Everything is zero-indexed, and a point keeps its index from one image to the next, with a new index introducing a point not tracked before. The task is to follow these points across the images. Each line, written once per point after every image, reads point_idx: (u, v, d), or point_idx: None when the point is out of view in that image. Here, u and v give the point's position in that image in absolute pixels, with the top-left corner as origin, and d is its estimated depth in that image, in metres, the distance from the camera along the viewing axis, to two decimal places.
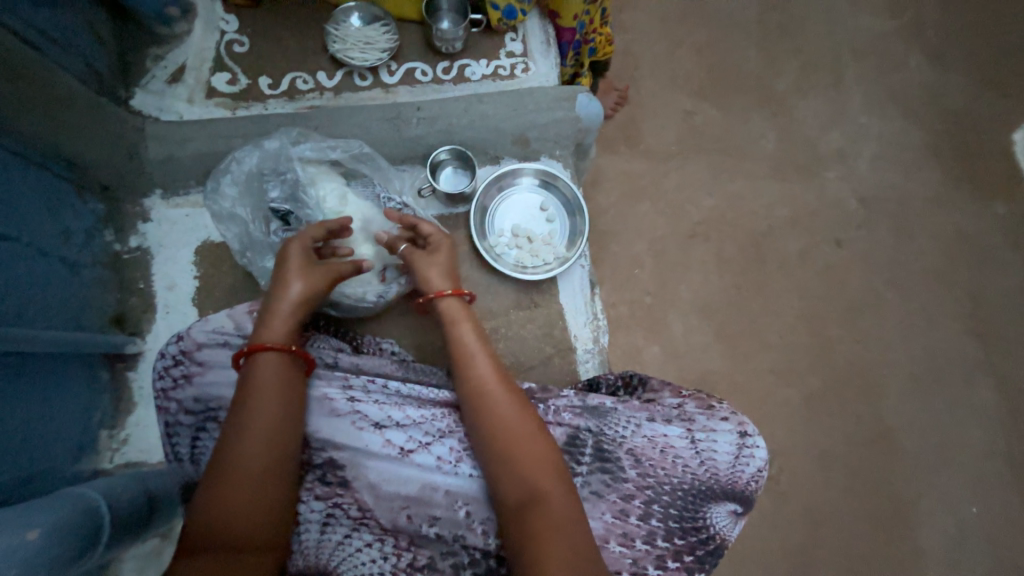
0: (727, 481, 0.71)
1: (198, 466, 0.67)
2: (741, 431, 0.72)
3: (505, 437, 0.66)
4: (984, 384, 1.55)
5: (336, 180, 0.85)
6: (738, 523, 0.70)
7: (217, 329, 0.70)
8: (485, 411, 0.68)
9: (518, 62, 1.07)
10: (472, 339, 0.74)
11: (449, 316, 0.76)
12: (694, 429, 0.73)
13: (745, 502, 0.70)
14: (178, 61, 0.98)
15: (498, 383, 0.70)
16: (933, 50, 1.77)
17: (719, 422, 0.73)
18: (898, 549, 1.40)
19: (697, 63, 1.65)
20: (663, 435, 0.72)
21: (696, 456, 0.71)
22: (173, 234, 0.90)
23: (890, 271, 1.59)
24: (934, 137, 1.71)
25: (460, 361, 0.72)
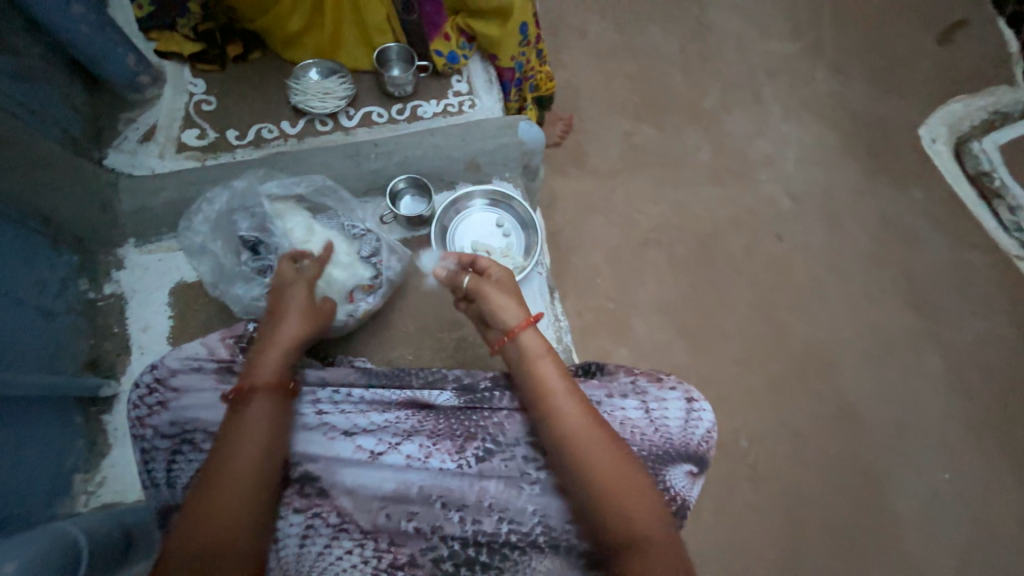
0: (680, 444, 0.78)
1: (174, 489, 0.68)
2: (688, 398, 0.81)
3: (592, 470, 0.67)
4: (932, 355, 1.64)
5: (302, 214, 0.92)
6: (695, 484, 0.76)
7: (191, 356, 0.74)
8: (578, 456, 0.68)
9: (465, 99, 1.19)
10: (556, 380, 0.73)
11: (527, 355, 0.76)
12: (646, 401, 0.81)
13: (699, 463, 0.77)
14: (149, 121, 1.05)
15: (588, 425, 0.70)
16: (836, 64, 2.01)
17: (668, 390, 0.81)
18: (877, 520, 1.44)
19: (631, 90, 1.84)
20: (620, 410, 0.80)
21: (650, 424, 0.79)
22: (146, 279, 0.95)
23: (827, 258, 1.73)
24: (847, 138, 1.92)
25: (546, 404, 0.72)
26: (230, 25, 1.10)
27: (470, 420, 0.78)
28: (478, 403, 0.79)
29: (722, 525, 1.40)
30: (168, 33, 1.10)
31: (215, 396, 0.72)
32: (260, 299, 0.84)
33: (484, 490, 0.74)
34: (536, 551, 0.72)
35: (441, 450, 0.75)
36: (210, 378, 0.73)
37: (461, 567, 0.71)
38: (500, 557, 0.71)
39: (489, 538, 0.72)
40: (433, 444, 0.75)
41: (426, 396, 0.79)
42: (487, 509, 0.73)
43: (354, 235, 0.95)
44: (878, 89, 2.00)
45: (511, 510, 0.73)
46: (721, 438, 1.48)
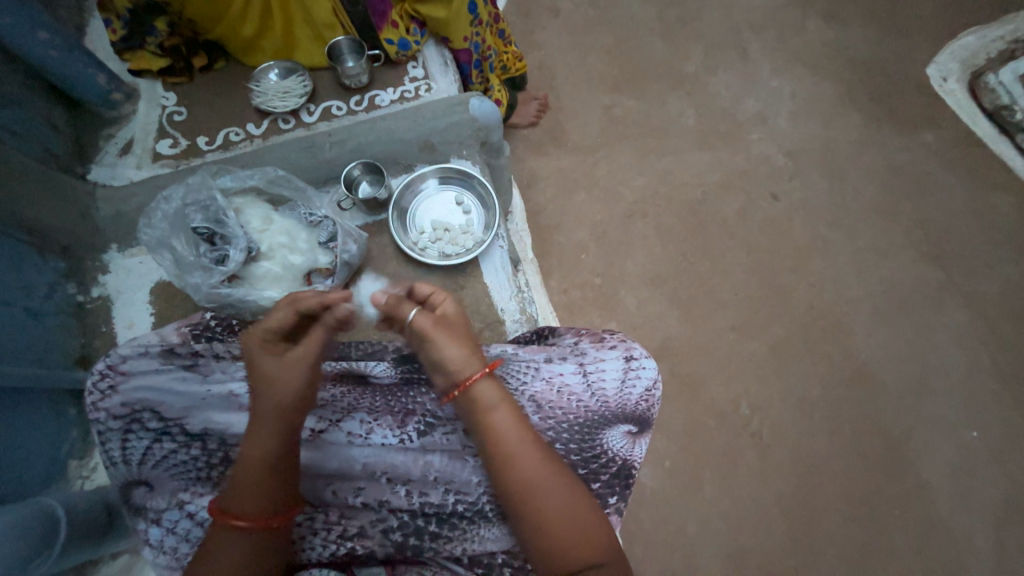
0: (618, 405, 0.78)
1: (131, 464, 0.75)
2: (626, 357, 0.80)
3: (545, 518, 0.66)
4: (953, 307, 1.49)
5: (261, 206, 0.97)
6: (634, 443, 0.78)
7: (142, 343, 0.79)
8: (534, 504, 0.67)
9: (421, 84, 1.20)
10: (514, 429, 0.70)
11: (480, 406, 0.70)
12: (585, 363, 0.80)
13: (637, 422, 0.78)
14: (127, 136, 1.13)
15: (547, 469, 0.68)
16: (836, 4, 1.82)
17: (607, 350, 0.81)
18: (901, 486, 1.33)
19: (609, 63, 1.72)
20: (559, 375, 0.79)
21: (588, 388, 0.78)
22: (129, 280, 1.01)
23: (831, 214, 1.57)
24: (856, 81, 1.72)
25: (503, 456, 0.69)
26: (195, 39, 1.17)
27: (407, 396, 0.79)
28: (414, 376, 0.81)
29: (727, 499, 1.30)
30: (140, 51, 1.17)
31: (161, 379, 0.77)
32: (219, 287, 0.88)
33: (428, 463, 0.77)
34: (482, 520, 0.76)
35: (383, 426, 0.78)
36: (155, 361, 0.77)
37: (410, 537, 0.75)
38: (448, 527, 0.75)
39: (436, 509, 0.76)
40: (374, 420, 0.78)
41: (365, 369, 0.81)
42: (432, 481, 0.77)
43: (312, 222, 0.98)
44: (884, 23, 1.79)
45: (456, 481, 0.76)
46: (719, 405, 1.37)
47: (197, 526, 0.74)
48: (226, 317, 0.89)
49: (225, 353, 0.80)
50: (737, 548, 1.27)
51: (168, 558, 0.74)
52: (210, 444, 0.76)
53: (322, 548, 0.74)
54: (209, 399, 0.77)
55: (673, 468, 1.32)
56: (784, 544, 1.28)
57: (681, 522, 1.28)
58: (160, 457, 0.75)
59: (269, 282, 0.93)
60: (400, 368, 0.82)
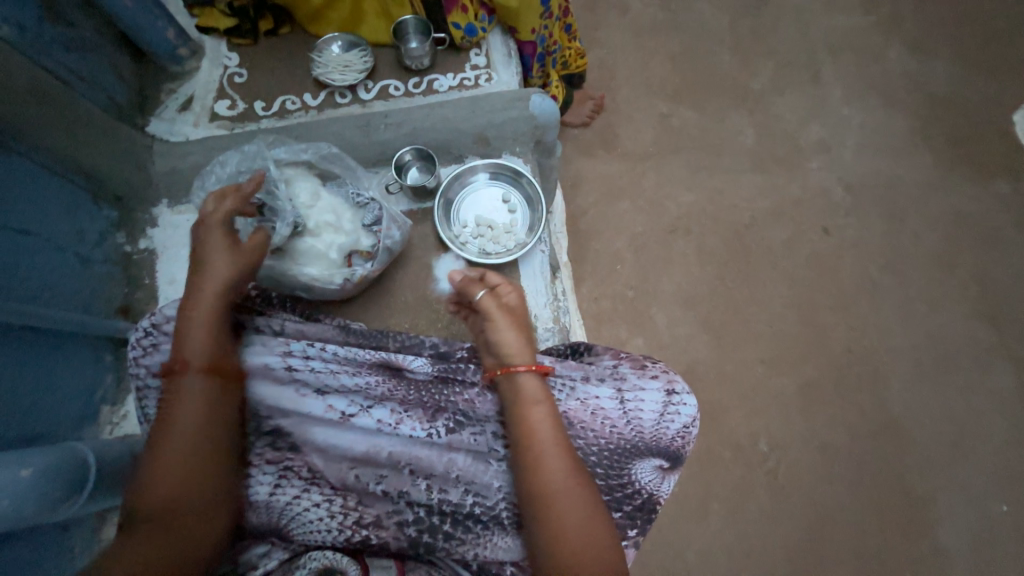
0: (652, 438, 0.76)
1: None
2: (668, 390, 0.78)
3: (559, 527, 0.65)
4: (1002, 373, 1.40)
5: (311, 180, 0.97)
6: (663, 479, 0.75)
7: None
8: (552, 510, 0.66)
9: (481, 73, 1.17)
10: (551, 434, 0.70)
11: (523, 399, 0.72)
12: (623, 389, 0.78)
13: (670, 458, 0.76)
14: (188, 92, 1.14)
15: (573, 481, 0.67)
16: (923, 33, 1.70)
17: (649, 380, 0.78)
18: (918, 550, 1.28)
19: (672, 70, 1.65)
20: (595, 397, 0.77)
21: (623, 415, 0.76)
22: (175, 236, 1.02)
23: (885, 257, 1.49)
24: (934, 119, 1.61)
25: (534, 458, 0.68)
26: (263, 1, 1.16)
27: (439, 394, 0.79)
28: (449, 375, 0.80)
29: (732, 534, 1.27)
30: (209, 9, 1.17)
31: None
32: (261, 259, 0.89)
33: (451, 462, 0.76)
34: (497, 527, 0.75)
35: (413, 419, 0.77)
36: None
37: (424, 533, 0.74)
38: (462, 529, 0.75)
39: (454, 508, 0.76)
40: (404, 411, 0.78)
41: (402, 360, 0.80)
42: (453, 481, 0.76)
43: (358, 202, 0.97)
44: (975, 60, 1.67)
45: (477, 485, 0.76)
46: (738, 439, 1.33)
47: None
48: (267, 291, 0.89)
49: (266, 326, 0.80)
50: None
51: None
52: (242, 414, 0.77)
53: (336, 532, 0.74)
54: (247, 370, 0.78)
55: (682, 494, 1.30)
56: None
57: (682, 550, 1.26)
58: None
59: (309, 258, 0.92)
60: (436, 366, 0.80)
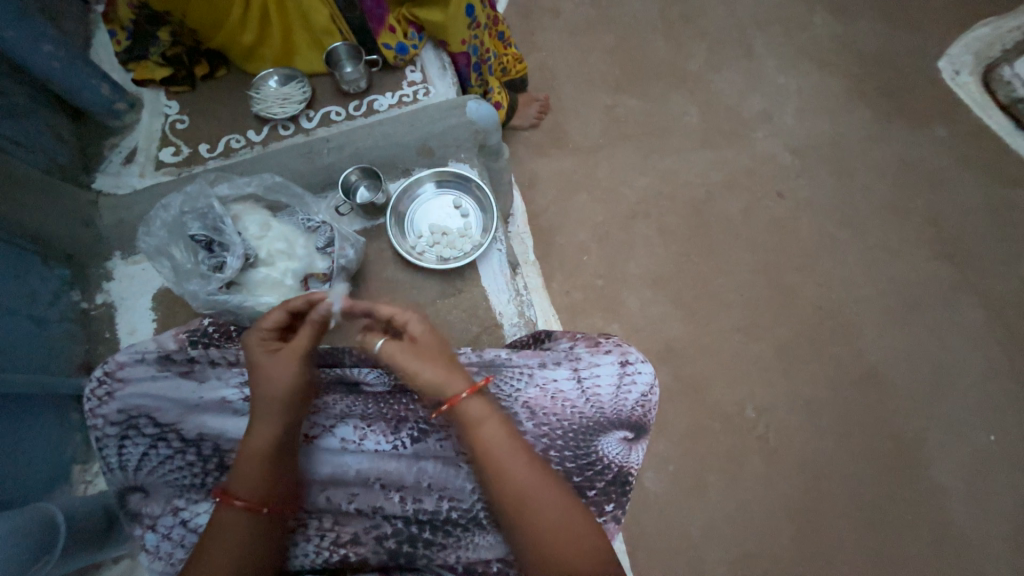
0: (613, 411, 0.79)
1: (127, 470, 0.75)
2: (622, 362, 0.81)
3: (531, 525, 0.66)
4: (968, 307, 1.44)
5: (260, 212, 0.97)
6: (630, 450, 0.78)
7: (139, 350, 0.80)
8: (521, 512, 0.66)
9: (419, 88, 1.20)
10: (508, 445, 0.69)
11: (467, 419, 0.70)
12: (579, 368, 0.80)
13: (633, 428, 0.79)
14: (131, 144, 1.15)
15: (538, 477, 0.68)
16: None
17: (602, 355, 0.81)
18: (915, 492, 1.29)
19: (610, 63, 1.70)
20: (553, 381, 0.79)
21: (582, 394, 0.79)
22: (132, 287, 1.02)
23: (840, 212, 1.53)
24: (865, 75, 1.67)
25: (492, 467, 0.68)
26: (195, 47, 1.19)
27: (400, 404, 0.79)
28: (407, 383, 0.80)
29: (732, 504, 1.27)
30: (143, 61, 1.18)
31: (157, 386, 0.77)
32: (215, 294, 0.89)
33: (422, 470, 0.76)
34: (477, 528, 0.75)
35: (376, 432, 0.78)
36: (151, 368, 0.78)
37: (403, 544, 0.75)
38: (442, 534, 0.75)
39: (430, 515, 0.76)
40: (367, 426, 0.78)
41: (356, 375, 0.80)
42: (426, 488, 0.76)
43: (310, 228, 0.99)
44: (896, 14, 1.73)
45: (450, 488, 0.76)
46: (724, 408, 1.34)
47: (192, 533, 0.75)
48: (224, 325, 0.89)
49: (220, 359, 0.81)
50: (743, 554, 1.24)
51: (164, 564, 0.75)
52: (205, 450, 0.76)
53: (316, 556, 0.74)
54: (206, 405, 0.78)
55: (677, 471, 1.30)
56: (792, 550, 1.25)
57: (686, 527, 1.26)
58: (156, 464, 0.76)
59: (265, 287, 0.92)
60: (391, 376, 0.79)
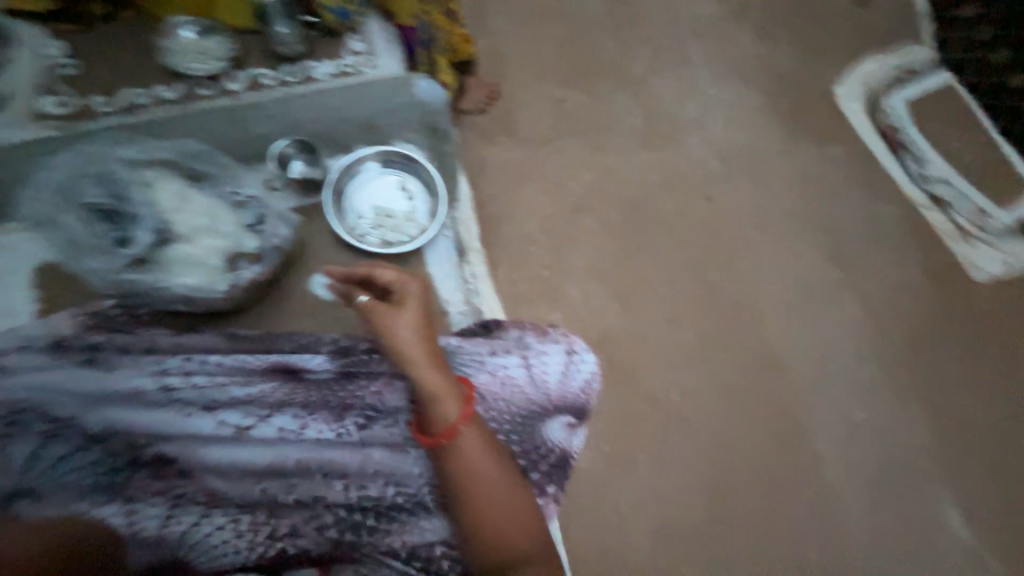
0: (558, 396, 0.87)
1: (9, 470, 0.68)
2: (568, 351, 0.89)
3: (481, 506, 0.71)
4: (849, 304, 1.66)
5: (176, 181, 0.88)
6: (573, 433, 0.86)
7: (33, 338, 0.78)
8: (473, 491, 0.71)
9: (362, 59, 1.11)
10: (471, 434, 0.73)
11: (434, 394, 0.73)
12: (528, 356, 0.88)
13: (576, 413, 0.87)
14: (3, 90, 0.96)
15: (490, 460, 0.73)
16: (768, 19, 1.93)
17: (550, 344, 0.90)
18: (801, 461, 1.50)
19: (559, 56, 1.72)
20: (502, 367, 0.86)
21: (530, 379, 0.86)
22: (6, 259, 0.86)
23: (755, 216, 1.70)
24: (783, 93, 1.85)
25: (452, 448, 0.72)
26: None
27: (342, 389, 0.81)
28: (351, 369, 0.83)
29: (655, 478, 1.40)
30: None
31: (54, 376, 0.74)
32: (122, 272, 0.82)
33: (368, 456, 0.77)
34: (422, 511, 0.76)
35: (318, 419, 0.78)
36: (47, 358, 0.76)
37: (346, 532, 0.73)
38: (387, 520, 0.75)
39: (375, 502, 0.75)
40: (308, 414, 0.78)
41: (299, 363, 0.82)
42: (372, 475, 0.77)
43: (236, 202, 0.91)
44: (810, 41, 1.92)
45: (397, 474, 0.77)
46: (652, 392, 1.46)
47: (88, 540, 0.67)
48: (133, 309, 0.82)
49: (129, 346, 0.78)
50: (664, 524, 1.37)
51: None
52: (114, 445, 0.71)
53: (247, 552, 0.69)
54: (112, 395, 0.74)
55: (610, 451, 1.39)
56: (704, 518, 1.39)
57: (615, 502, 1.36)
58: (50, 461, 0.69)
59: (185, 267, 0.83)
60: (336, 363, 0.83)
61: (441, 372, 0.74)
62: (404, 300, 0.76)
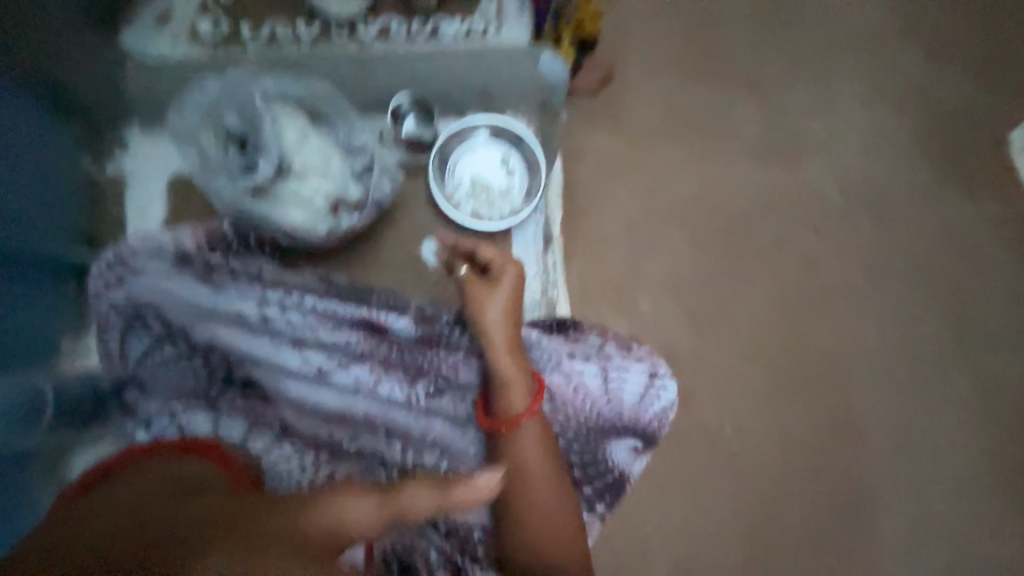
0: (628, 416, 0.87)
1: (122, 361, 0.80)
2: (650, 374, 0.89)
3: (525, 508, 0.71)
4: (959, 385, 1.43)
5: (298, 117, 0.88)
6: (635, 458, 0.87)
7: (154, 241, 0.84)
8: (520, 488, 0.71)
9: (490, 22, 1.06)
10: (532, 433, 0.73)
11: (504, 380, 0.75)
12: (607, 368, 0.88)
13: (643, 439, 0.87)
14: (164, 5, 0.98)
15: (545, 463, 0.72)
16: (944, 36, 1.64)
17: (632, 363, 0.89)
18: (856, 539, 1.33)
19: (686, 46, 1.58)
20: (578, 373, 0.86)
21: (603, 393, 0.86)
22: (146, 164, 0.96)
23: (870, 262, 1.50)
24: (940, 127, 1.59)
25: (509, 440, 0.74)
26: None
27: (421, 356, 0.83)
28: (430, 338, 0.84)
29: (688, 512, 1.31)
30: None
31: (165, 282, 0.82)
32: (238, 199, 0.84)
33: (429, 426, 0.80)
34: None
35: (389, 379, 0.81)
36: (165, 264, 0.83)
37: None
38: None
39: (427, 470, 0.79)
40: (382, 373, 0.81)
41: (384, 321, 0.84)
42: (429, 444, 0.80)
43: (349, 149, 0.92)
44: (991, 71, 1.62)
45: (453, 450, 0.80)
46: (705, 423, 1.36)
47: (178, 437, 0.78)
48: (244, 233, 0.88)
49: (239, 271, 0.85)
50: (684, 556, 1.30)
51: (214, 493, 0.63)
52: (212, 360, 0.80)
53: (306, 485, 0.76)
54: (218, 313, 0.81)
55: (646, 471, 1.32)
56: (731, 565, 1.30)
57: (640, 525, 1.30)
58: (159, 360, 0.79)
59: (293, 203, 0.85)
60: (418, 328, 0.84)
61: (520, 358, 0.77)
62: (498, 280, 0.79)
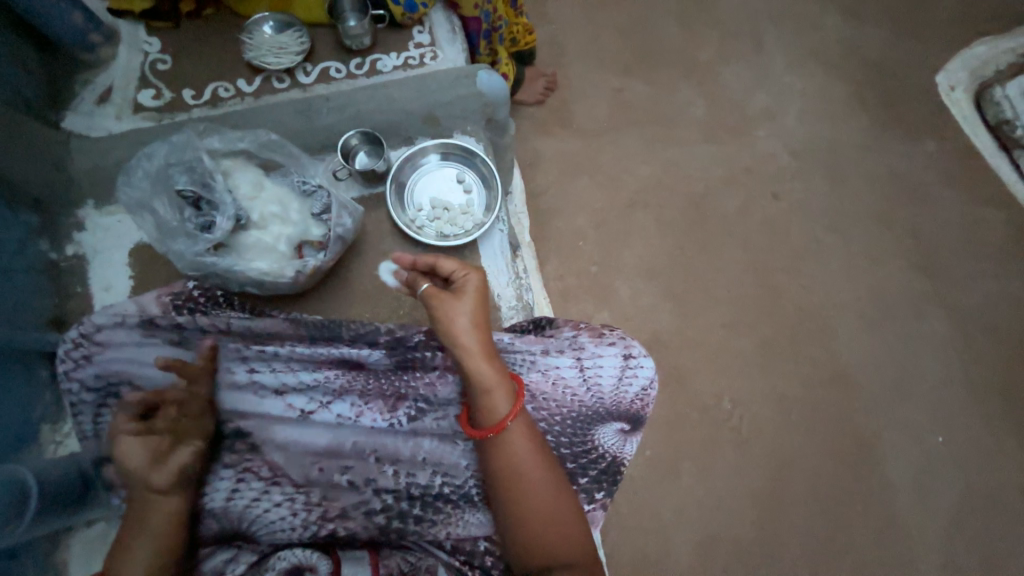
0: (612, 401, 0.87)
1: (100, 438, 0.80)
2: (625, 355, 0.89)
3: (524, 508, 0.71)
4: (936, 319, 1.48)
5: (253, 170, 0.94)
6: (625, 441, 0.86)
7: (117, 311, 0.83)
8: (516, 491, 0.72)
9: (426, 51, 1.11)
10: (520, 434, 0.74)
11: (484, 386, 0.75)
12: (582, 358, 0.87)
13: (630, 420, 0.86)
14: (106, 82, 1.05)
15: (537, 463, 0.73)
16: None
17: (606, 347, 0.89)
18: (868, 486, 1.35)
19: (621, 44, 1.65)
20: (555, 368, 0.86)
21: (583, 382, 0.86)
22: (106, 239, 0.96)
23: (830, 217, 1.55)
24: (870, 81, 1.67)
25: (499, 446, 0.74)
26: None
27: (401, 378, 0.83)
28: (408, 360, 0.84)
29: (701, 490, 1.32)
30: None
31: (133, 350, 0.81)
32: (203, 255, 0.84)
33: (418, 446, 0.81)
34: (467, 505, 0.79)
35: (373, 408, 0.81)
36: (132, 333, 0.81)
37: (393, 519, 0.78)
38: (432, 510, 0.79)
39: (423, 490, 0.80)
40: (365, 402, 0.81)
41: (359, 351, 0.83)
42: (421, 463, 0.80)
43: (305, 191, 0.94)
44: (907, 23, 1.72)
45: (445, 465, 0.80)
46: (702, 399, 1.38)
47: None
48: (211, 289, 0.88)
49: (208, 326, 0.83)
50: (707, 536, 1.30)
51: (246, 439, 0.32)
52: None
53: (304, 528, 0.76)
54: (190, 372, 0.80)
55: (653, 457, 1.33)
56: (752, 536, 1.30)
57: (656, 511, 1.30)
58: None
59: (259, 252, 0.89)
60: (395, 351, 0.85)
61: (499, 365, 0.76)
62: (464, 288, 0.79)
